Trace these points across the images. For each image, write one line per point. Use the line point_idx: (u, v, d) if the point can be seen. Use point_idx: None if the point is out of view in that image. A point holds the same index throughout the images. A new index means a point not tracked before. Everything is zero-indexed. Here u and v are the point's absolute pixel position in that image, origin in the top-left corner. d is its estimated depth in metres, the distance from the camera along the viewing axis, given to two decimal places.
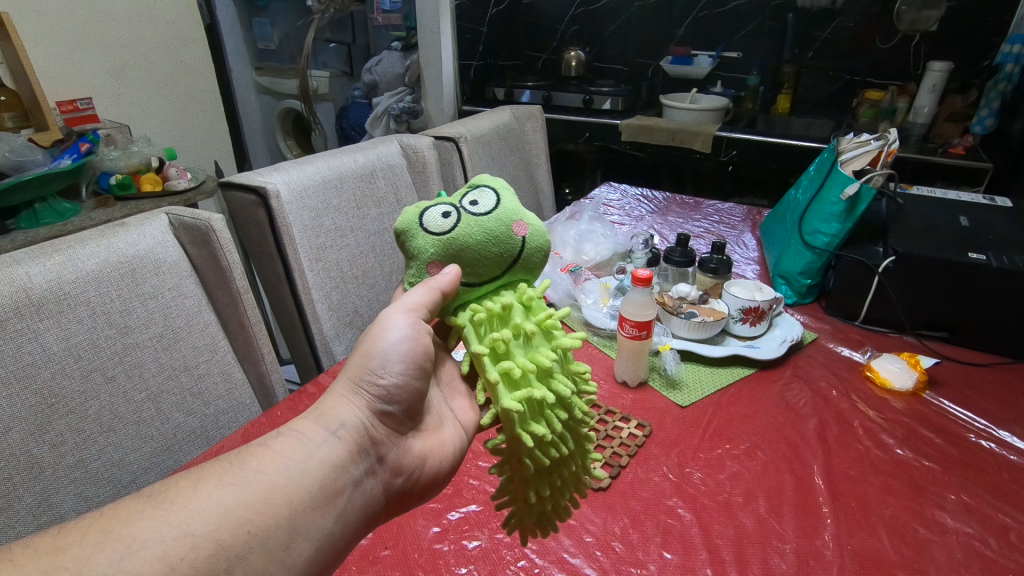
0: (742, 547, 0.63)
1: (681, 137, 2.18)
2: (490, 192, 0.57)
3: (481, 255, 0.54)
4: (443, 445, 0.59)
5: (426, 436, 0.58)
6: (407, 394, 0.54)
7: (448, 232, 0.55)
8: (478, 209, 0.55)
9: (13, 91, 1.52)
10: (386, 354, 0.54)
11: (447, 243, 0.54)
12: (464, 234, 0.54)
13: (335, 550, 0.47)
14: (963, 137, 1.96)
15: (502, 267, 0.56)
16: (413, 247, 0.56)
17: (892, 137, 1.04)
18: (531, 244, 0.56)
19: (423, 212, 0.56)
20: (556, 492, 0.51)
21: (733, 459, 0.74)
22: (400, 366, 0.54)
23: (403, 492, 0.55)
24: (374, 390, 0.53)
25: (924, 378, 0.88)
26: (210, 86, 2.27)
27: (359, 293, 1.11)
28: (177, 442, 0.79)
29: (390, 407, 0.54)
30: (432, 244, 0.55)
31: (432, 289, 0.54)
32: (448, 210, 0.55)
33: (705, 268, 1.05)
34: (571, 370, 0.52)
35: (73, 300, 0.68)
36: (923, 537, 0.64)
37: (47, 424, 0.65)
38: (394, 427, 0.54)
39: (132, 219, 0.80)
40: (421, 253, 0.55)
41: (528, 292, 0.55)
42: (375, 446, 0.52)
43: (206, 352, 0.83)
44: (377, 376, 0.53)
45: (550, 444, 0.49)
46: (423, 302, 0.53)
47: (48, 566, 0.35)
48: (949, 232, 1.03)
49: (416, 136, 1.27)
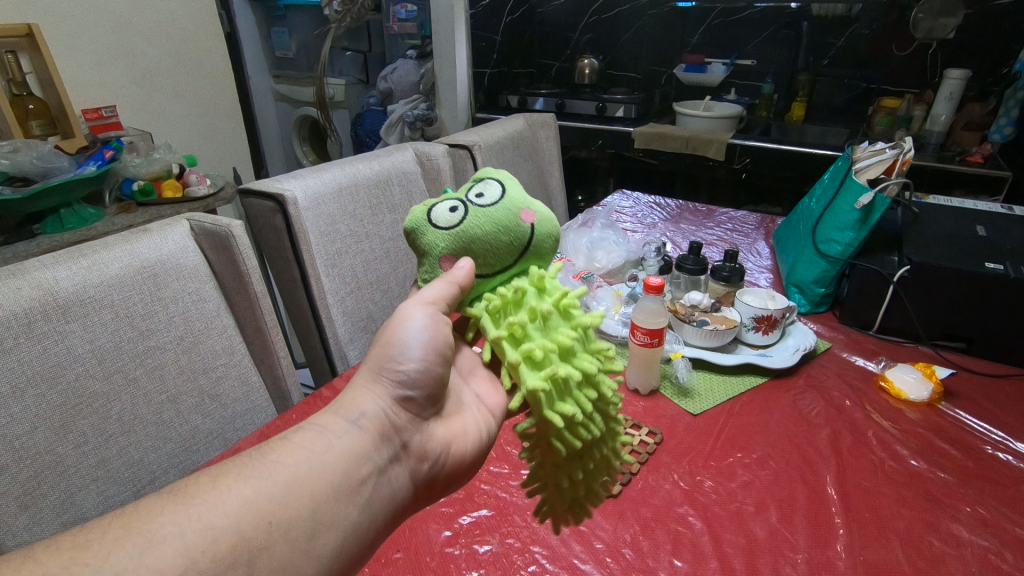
0: (752, 556, 0.63)
1: (695, 145, 2.21)
2: (495, 184, 0.59)
3: (492, 244, 0.56)
4: (466, 431, 0.59)
5: (450, 421, 0.59)
6: (429, 380, 0.55)
7: (457, 223, 0.56)
8: (485, 200, 0.57)
9: (41, 99, 1.56)
10: (406, 342, 0.55)
11: (457, 236, 0.56)
12: (472, 225, 0.56)
13: (361, 541, 0.47)
14: (981, 145, 1.94)
15: (515, 251, 0.57)
16: (424, 243, 0.58)
17: (908, 145, 1.03)
18: (538, 230, 0.57)
19: (430, 209, 0.58)
20: (589, 474, 0.51)
21: (745, 468, 0.74)
22: (420, 352, 0.55)
23: (431, 477, 0.55)
24: (395, 377, 0.54)
25: (939, 389, 0.87)
26: (230, 95, 2.32)
27: (373, 298, 1.13)
28: (195, 443, 0.80)
29: (412, 393, 0.54)
30: (443, 237, 0.56)
31: (450, 283, 0.55)
32: (454, 205, 0.57)
33: (717, 276, 1.05)
34: (592, 351, 0.53)
35: (97, 303, 0.70)
36: (938, 550, 0.63)
37: (71, 424, 0.67)
38: (417, 413, 0.55)
39: (154, 224, 0.82)
40: (432, 248, 0.57)
41: (540, 274, 0.56)
42: (398, 432, 0.53)
43: (224, 355, 0.84)
44: (398, 363, 0.54)
45: (580, 424, 0.49)
46: (442, 294, 0.55)
47: (72, 561, 0.37)
48: (967, 243, 1.02)
49: (431, 143, 1.28)
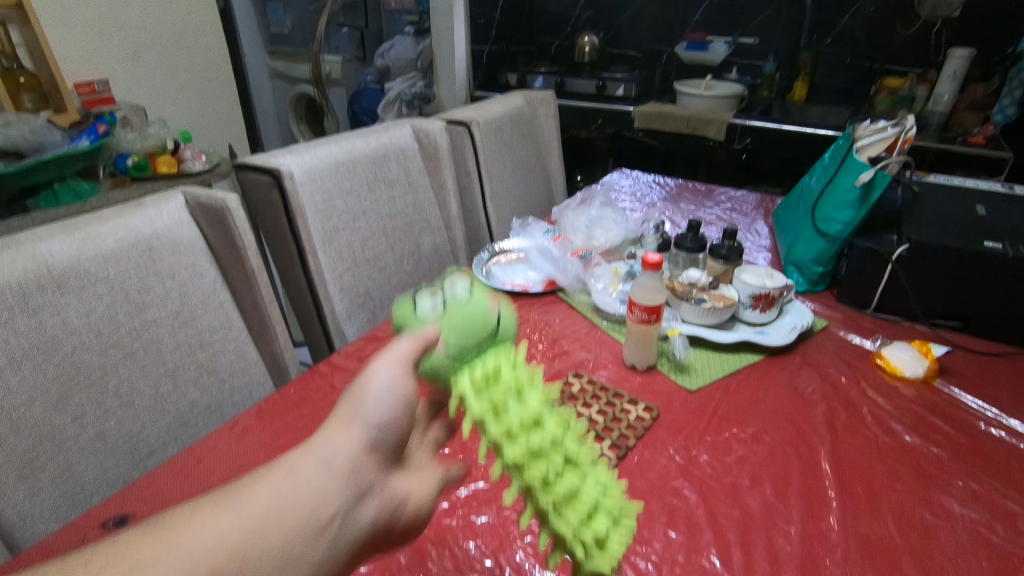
0: (747, 528, 0.63)
1: (695, 124, 2.19)
2: (461, 278, 0.60)
3: (470, 316, 0.53)
4: (434, 484, 0.51)
5: (417, 473, 0.50)
6: (399, 432, 0.47)
7: (424, 309, 0.54)
8: (456, 286, 0.58)
9: (32, 72, 1.53)
10: (375, 391, 0.46)
11: (439, 312, 0.54)
12: (451, 302, 0.54)
13: None
14: (983, 126, 1.93)
15: (482, 327, 0.52)
16: (409, 329, 0.55)
17: (909, 123, 1.02)
18: (506, 314, 0.57)
19: (413, 305, 0.58)
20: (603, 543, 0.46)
21: (741, 443, 0.75)
22: (392, 401, 0.46)
23: (394, 535, 0.47)
24: (361, 425, 0.45)
25: (935, 366, 0.88)
26: (225, 71, 2.29)
27: (371, 275, 1.12)
28: (193, 417, 0.80)
29: (379, 443, 0.46)
30: (427, 316, 0.55)
31: (419, 343, 0.50)
32: (432, 296, 0.57)
33: (716, 255, 1.03)
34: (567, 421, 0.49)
35: (92, 277, 0.70)
36: (930, 522, 0.64)
37: (68, 395, 0.67)
38: (383, 463, 0.46)
39: (149, 198, 0.81)
40: (417, 328, 0.54)
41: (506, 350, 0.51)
42: (360, 490, 0.44)
43: (221, 330, 0.84)
44: (363, 411, 0.45)
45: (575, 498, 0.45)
46: (409, 354, 0.49)
47: None
48: (966, 222, 1.02)
49: (428, 120, 1.26)
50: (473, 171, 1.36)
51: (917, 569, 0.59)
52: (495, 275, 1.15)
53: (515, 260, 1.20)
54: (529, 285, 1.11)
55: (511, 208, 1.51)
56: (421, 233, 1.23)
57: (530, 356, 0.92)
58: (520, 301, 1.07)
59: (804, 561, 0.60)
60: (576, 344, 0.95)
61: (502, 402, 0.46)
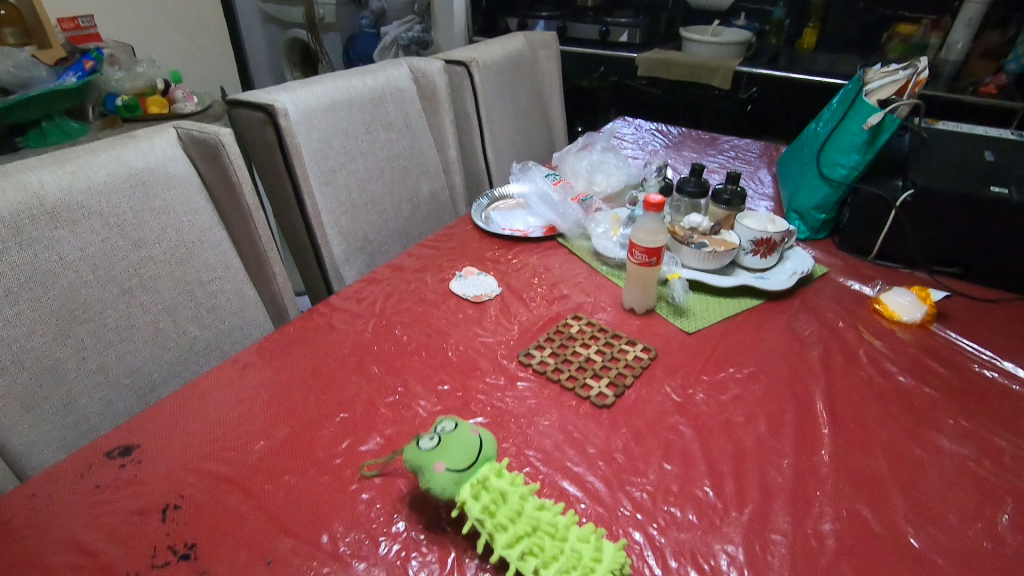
0: (740, 461, 0.65)
1: (700, 72, 2.12)
2: (448, 418, 0.60)
3: (474, 459, 0.56)
4: None
5: None
6: None
7: (422, 442, 0.57)
8: (449, 428, 0.58)
9: (11, 5, 1.43)
10: None
11: (454, 461, 0.55)
12: (456, 451, 0.56)
13: None
14: (995, 76, 1.89)
15: (474, 451, 0.57)
16: (428, 484, 0.54)
17: (921, 65, 0.98)
18: (491, 437, 0.60)
19: (418, 449, 0.57)
20: None
21: (737, 382, 0.76)
22: None
23: None
24: None
25: (933, 311, 0.88)
26: (214, 11, 2.21)
27: (369, 219, 1.11)
28: (194, 354, 0.81)
29: None
30: (443, 467, 0.55)
31: None
32: (432, 438, 0.57)
33: (719, 200, 1.02)
34: (551, 503, 0.56)
35: (86, 210, 0.69)
36: (919, 457, 0.65)
37: (67, 328, 0.67)
38: None
39: (140, 131, 0.79)
40: (436, 479, 0.54)
41: (500, 467, 0.57)
42: None
43: (220, 269, 0.84)
44: None
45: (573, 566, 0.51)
46: None
47: None
48: (974, 167, 1.00)
49: (426, 59, 1.22)
50: (472, 114, 1.34)
51: (904, 499, 0.60)
52: (494, 221, 1.14)
53: (515, 206, 1.20)
54: (528, 231, 1.10)
55: (511, 155, 1.48)
56: (419, 177, 1.21)
57: (529, 298, 0.92)
58: (520, 246, 1.07)
59: (794, 491, 0.61)
60: (575, 287, 0.95)
61: (489, 501, 0.53)
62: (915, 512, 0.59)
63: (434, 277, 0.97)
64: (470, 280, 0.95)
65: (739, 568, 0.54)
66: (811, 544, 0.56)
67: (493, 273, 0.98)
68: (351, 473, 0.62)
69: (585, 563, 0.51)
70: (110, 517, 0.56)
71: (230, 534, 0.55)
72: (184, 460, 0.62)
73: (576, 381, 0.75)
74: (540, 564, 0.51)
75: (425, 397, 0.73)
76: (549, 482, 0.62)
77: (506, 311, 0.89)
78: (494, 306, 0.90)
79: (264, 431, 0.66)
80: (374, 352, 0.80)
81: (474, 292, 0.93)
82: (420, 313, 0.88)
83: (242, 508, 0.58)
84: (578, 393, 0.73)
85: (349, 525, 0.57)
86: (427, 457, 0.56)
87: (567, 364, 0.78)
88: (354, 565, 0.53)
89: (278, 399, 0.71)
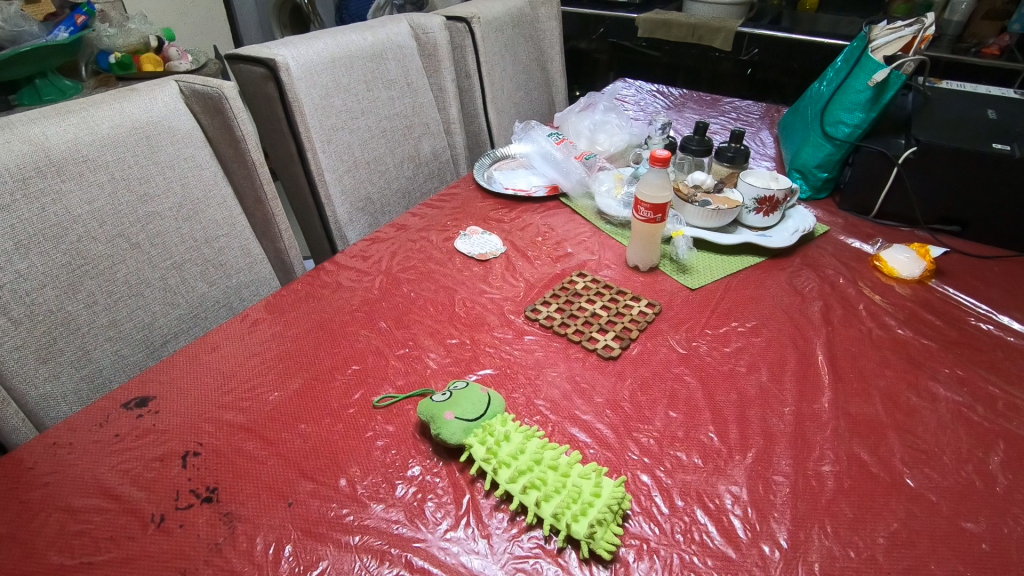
0: (744, 408, 0.66)
1: (701, 33, 2.07)
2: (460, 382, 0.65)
3: (481, 410, 0.61)
4: None
5: None
6: None
7: (434, 397, 0.63)
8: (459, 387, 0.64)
9: None
10: None
11: (464, 410, 0.60)
12: (464, 403, 0.61)
13: None
14: (999, 36, 1.87)
15: (481, 403, 0.61)
16: (439, 433, 0.59)
17: (928, 21, 0.95)
18: (497, 396, 0.64)
19: (433, 403, 0.61)
20: (601, 530, 0.51)
21: (740, 335, 0.77)
22: None
23: None
24: None
25: (931, 267, 0.89)
26: None
27: (372, 178, 1.10)
28: (203, 309, 0.83)
29: None
30: (453, 415, 0.59)
31: None
32: (444, 395, 0.63)
33: (722, 157, 1.00)
34: (555, 446, 0.59)
35: (92, 163, 0.69)
36: (915, 404, 0.67)
37: (78, 284, 0.68)
38: None
39: (142, 84, 0.78)
40: (448, 427, 0.58)
41: (508, 418, 0.61)
42: None
43: (225, 225, 0.84)
44: None
45: (574, 504, 0.52)
46: None
47: None
48: (976, 125, 1.00)
49: (427, 15, 1.20)
50: (473, 73, 1.32)
51: (901, 443, 0.63)
52: (497, 179, 1.14)
53: (517, 166, 1.19)
54: (532, 190, 1.10)
55: (512, 115, 1.47)
56: (420, 136, 1.20)
57: (534, 256, 0.93)
58: (523, 206, 1.07)
59: (795, 435, 0.63)
60: (580, 246, 0.96)
61: (494, 446, 0.57)
62: (910, 454, 0.61)
63: (439, 235, 0.98)
64: (474, 239, 0.96)
65: (743, 506, 0.56)
66: (812, 484, 0.58)
67: (497, 233, 0.99)
68: (365, 421, 0.63)
69: (584, 497, 0.53)
70: (131, 463, 0.58)
71: (250, 478, 0.57)
72: (201, 410, 0.64)
73: (582, 334, 0.76)
74: (541, 496, 0.53)
75: (435, 350, 0.74)
76: (559, 429, 0.64)
77: (510, 267, 0.90)
78: (498, 263, 0.91)
79: (277, 383, 0.67)
80: (383, 307, 0.81)
81: (479, 250, 0.93)
82: (426, 270, 0.89)
83: (259, 455, 0.59)
84: (584, 346, 0.75)
85: (366, 469, 0.58)
86: (437, 407, 0.60)
87: (574, 319, 0.79)
88: (372, 507, 0.55)
89: (289, 353, 0.72)
